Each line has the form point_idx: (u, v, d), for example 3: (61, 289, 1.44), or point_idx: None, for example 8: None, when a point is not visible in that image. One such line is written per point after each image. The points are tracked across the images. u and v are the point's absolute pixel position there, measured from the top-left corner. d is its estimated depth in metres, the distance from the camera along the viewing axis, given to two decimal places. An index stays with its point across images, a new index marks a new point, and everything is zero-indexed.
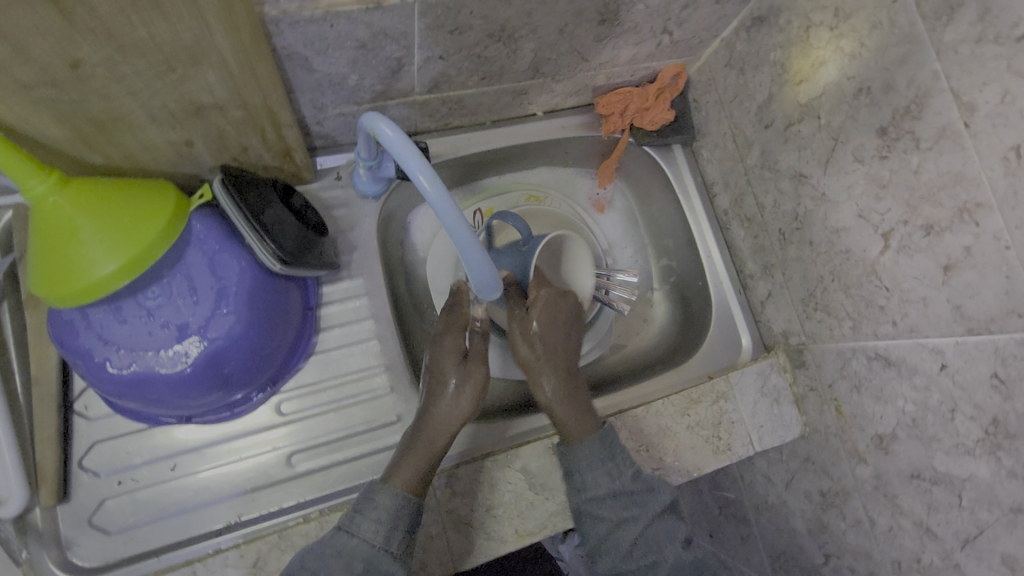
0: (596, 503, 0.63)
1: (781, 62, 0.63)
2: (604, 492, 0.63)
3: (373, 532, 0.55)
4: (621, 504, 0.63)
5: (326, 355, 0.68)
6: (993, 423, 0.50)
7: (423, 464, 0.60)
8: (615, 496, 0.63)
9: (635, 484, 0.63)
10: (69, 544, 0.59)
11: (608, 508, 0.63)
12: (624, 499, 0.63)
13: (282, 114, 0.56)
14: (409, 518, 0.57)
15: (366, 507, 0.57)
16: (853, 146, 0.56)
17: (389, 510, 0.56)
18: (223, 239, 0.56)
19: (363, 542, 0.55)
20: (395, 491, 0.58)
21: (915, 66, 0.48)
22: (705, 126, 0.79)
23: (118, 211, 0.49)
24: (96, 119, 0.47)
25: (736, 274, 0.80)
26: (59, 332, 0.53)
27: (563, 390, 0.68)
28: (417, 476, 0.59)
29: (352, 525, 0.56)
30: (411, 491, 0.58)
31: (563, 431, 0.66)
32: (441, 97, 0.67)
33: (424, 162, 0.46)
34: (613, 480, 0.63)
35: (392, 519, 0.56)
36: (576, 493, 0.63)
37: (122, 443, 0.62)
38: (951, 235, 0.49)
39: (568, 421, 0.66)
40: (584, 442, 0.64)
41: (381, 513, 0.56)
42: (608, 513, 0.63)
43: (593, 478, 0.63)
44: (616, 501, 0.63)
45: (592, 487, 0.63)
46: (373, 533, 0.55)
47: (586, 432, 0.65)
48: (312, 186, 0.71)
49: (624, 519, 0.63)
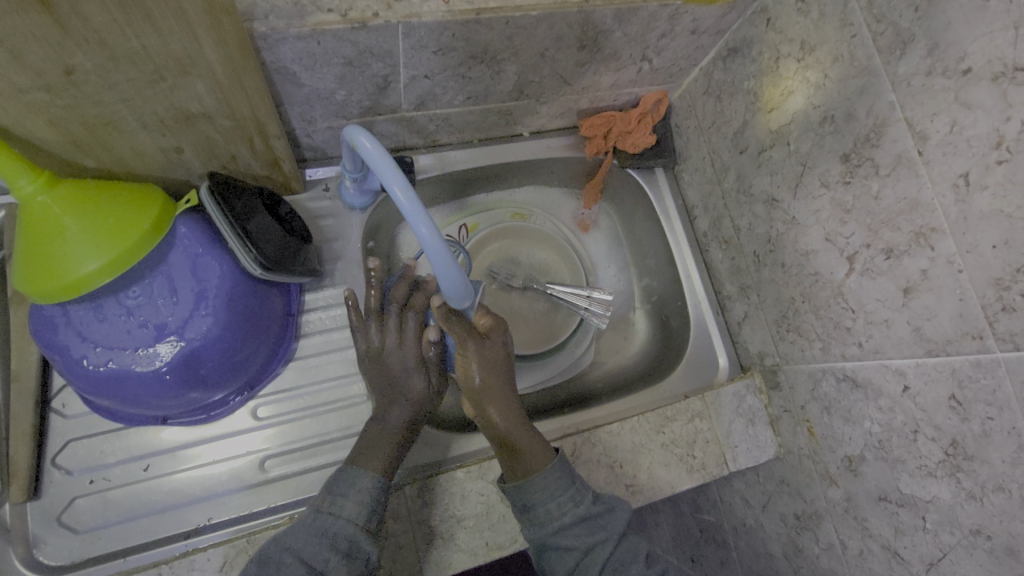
0: (562, 533, 0.58)
1: (754, 91, 0.65)
2: (569, 520, 0.58)
3: (354, 513, 0.53)
4: (587, 529, 0.58)
5: (305, 362, 0.69)
6: (953, 445, 0.50)
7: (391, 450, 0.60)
8: (580, 522, 0.58)
9: (595, 507, 0.59)
10: (36, 542, 0.59)
11: (575, 535, 0.58)
12: (589, 523, 0.59)
13: (270, 126, 0.58)
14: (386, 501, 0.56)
15: (348, 491, 0.54)
16: (820, 171, 0.58)
17: (370, 493, 0.55)
18: (206, 243, 0.58)
19: (346, 523, 0.53)
20: (372, 474, 0.56)
21: (873, 96, 0.51)
22: (685, 151, 0.81)
23: (103, 212, 0.51)
24: (88, 124, 0.49)
25: (714, 295, 0.82)
26: (39, 327, 0.54)
27: (519, 420, 0.63)
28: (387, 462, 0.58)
29: (330, 507, 0.54)
30: (383, 473, 0.57)
31: (519, 461, 0.61)
32: (427, 115, 0.70)
33: (399, 173, 0.48)
34: (576, 505, 0.59)
35: (370, 499, 0.54)
36: (539, 526, 0.58)
37: (96, 442, 0.62)
38: (909, 258, 0.50)
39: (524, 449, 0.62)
40: (546, 469, 0.60)
41: (363, 493, 0.54)
42: (575, 540, 0.58)
43: (556, 504, 0.59)
44: (580, 527, 0.58)
45: (555, 515, 0.58)
46: (356, 513, 0.53)
47: (546, 456, 0.61)
48: (300, 196, 0.73)
49: (590, 545, 0.57)
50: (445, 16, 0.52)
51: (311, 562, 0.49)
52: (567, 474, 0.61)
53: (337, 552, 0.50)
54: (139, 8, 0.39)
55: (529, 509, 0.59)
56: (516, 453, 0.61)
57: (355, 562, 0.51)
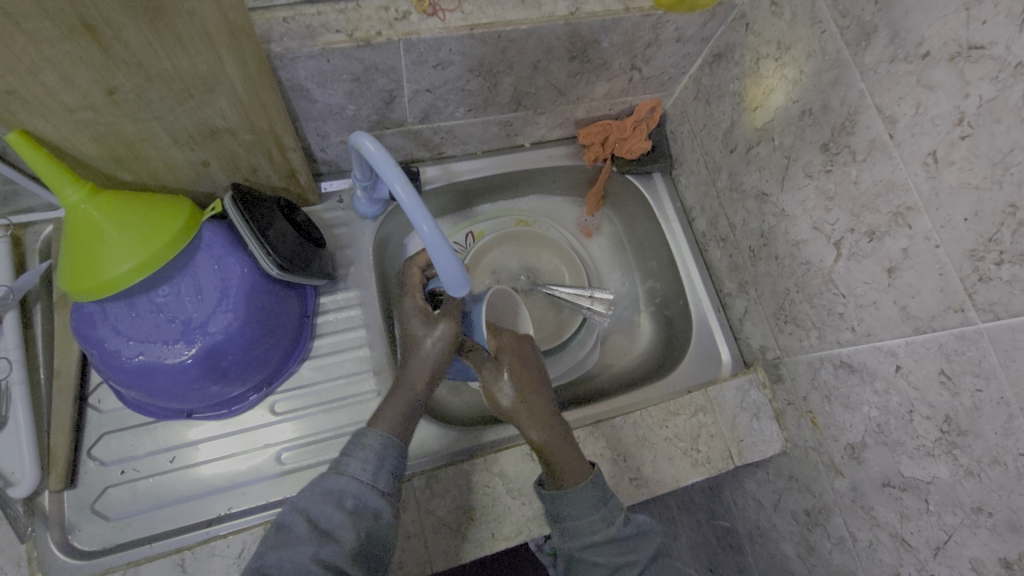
0: (591, 549, 0.60)
1: (739, 92, 0.69)
2: (600, 538, 0.60)
3: (360, 469, 0.55)
4: (617, 549, 0.60)
5: (320, 360, 0.73)
6: (947, 421, 0.51)
7: (402, 409, 0.61)
8: (612, 541, 0.60)
9: (628, 528, 0.61)
10: (71, 528, 0.63)
11: (604, 553, 0.60)
12: (621, 544, 0.61)
13: (287, 139, 0.64)
14: (394, 459, 0.57)
15: (353, 449, 0.56)
16: (803, 162, 0.61)
17: (375, 450, 0.56)
18: (229, 246, 0.63)
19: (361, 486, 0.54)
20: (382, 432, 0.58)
21: (845, 87, 0.54)
22: (681, 155, 0.84)
23: (138, 217, 0.57)
24: (126, 140, 0.55)
25: (715, 293, 0.83)
26: (79, 324, 0.60)
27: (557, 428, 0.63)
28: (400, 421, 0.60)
29: (337, 469, 0.55)
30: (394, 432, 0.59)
31: (562, 471, 0.62)
32: (432, 128, 0.75)
33: (400, 172, 0.51)
34: (609, 525, 0.60)
35: (377, 457, 0.56)
36: (571, 538, 0.61)
37: (128, 435, 0.67)
38: (891, 238, 0.52)
39: (562, 467, 0.62)
40: (587, 478, 0.61)
41: (368, 451, 0.56)
42: (604, 557, 0.60)
43: (588, 522, 0.60)
44: (612, 545, 0.60)
45: (587, 532, 0.60)
46: (362, 471, 0.55)
47: (585, 465, 0.63)
48: (316, 207, 0.78)
49: (618, 565, 0.60)
50: (441, 32, 0.58)
51: (315, 522, 0.51)
52: (602, 491, 0.61)
53: (343, 508, 0.52)
54: (171, 33, 0.45)
55: (561, 519, 0.61)
56: (558, 463, 0.62)
57: (363, 517, 0.53)
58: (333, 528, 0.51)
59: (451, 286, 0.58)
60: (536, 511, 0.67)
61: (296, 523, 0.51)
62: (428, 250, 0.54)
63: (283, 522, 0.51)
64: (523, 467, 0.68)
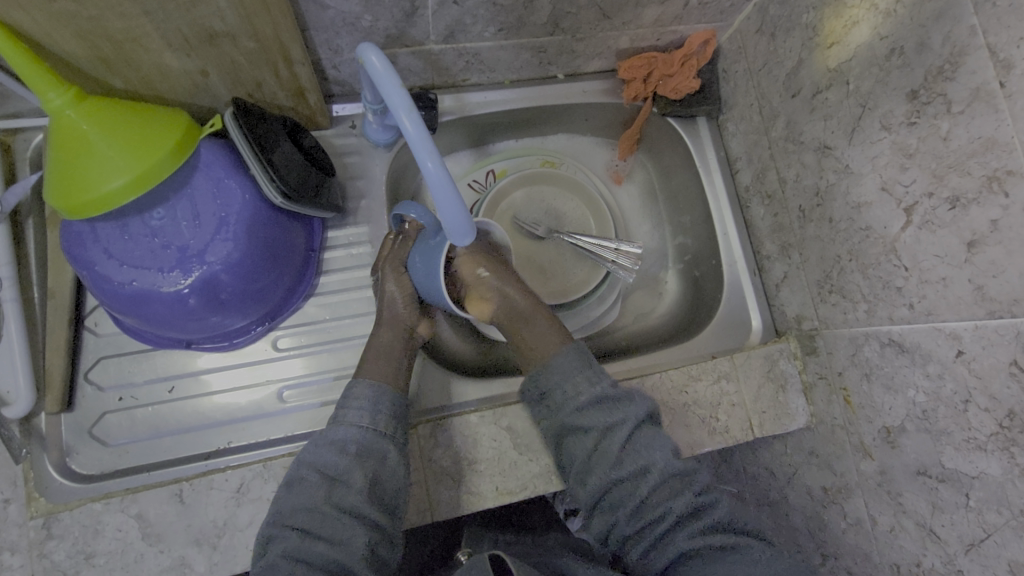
0: (579, 416, 0.60)
1: (814, 25, 0.60)
2: (585, 402, 0.61)
3: (358, 418, 0.57)
4: (604, 411, 0.60)
5: (326, 298, 0.70)
6: (1009, 416, 0.46)
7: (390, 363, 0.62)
8: (596, 404, 0.61)
9: (613, 390, 0.61)
10: (69, 451, 0.62)
11: (593, 416, 0.60)
12: (607, 407, 0.60)
13: (294, 51, 0.56)
14: (389, 402, 0.59)
15: (347, 401, 0.58)
16: (881, 113, 0.53)
17: (367, 398, 0.58)
18: (229, 168, 0.58)
19: (348, 426, 0.56)
20: (369, 383, 0.59)
21: (952, 21, 0.46)
22: (732, 98, 0.76)
23: (129, 130, 0.52)
24: (114, 39, 0.48)
25: (752, 255, 0.77)
26: (68, 243, 0.55)
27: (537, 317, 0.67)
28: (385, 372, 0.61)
29: (335, 421, 0.58)
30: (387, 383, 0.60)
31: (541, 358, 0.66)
32: (456, 49, 0.67)
33: (406, 97, 0.43)
34: (594, 385, 0.61)
35: (364, 403, 0.58)
36: (558, 410, 0.61)
37: (126, 361, 0.65)
38: (978, 208, 0.46)
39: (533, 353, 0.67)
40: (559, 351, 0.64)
41: (360, 400, 0.58)
42: (593, 422, 0.60)
43: (574, 386, 0.62)
44: (598, 408, 0.60)
45: (572, 397, 0.61)
46: (359, 417, 0.57)
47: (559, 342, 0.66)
48: (326, 132, 0.72)
49: (608, 425, 0.59)
50: None
51: (323, 470, 0.54)
52: (580, 356, 0.64)
53: (347, 454, 0.55)
54: None
55: (546, 396, 0.63)
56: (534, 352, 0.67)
57: (368, 459, 0.55)
58: (340, 473, 0.54)
59: (453, 237, 0.50)
60: (542, 468, 0.64)
61: (305, 477, 0.53)
62: (429, 189, 0.45)
63: (294, 477, 0.54)
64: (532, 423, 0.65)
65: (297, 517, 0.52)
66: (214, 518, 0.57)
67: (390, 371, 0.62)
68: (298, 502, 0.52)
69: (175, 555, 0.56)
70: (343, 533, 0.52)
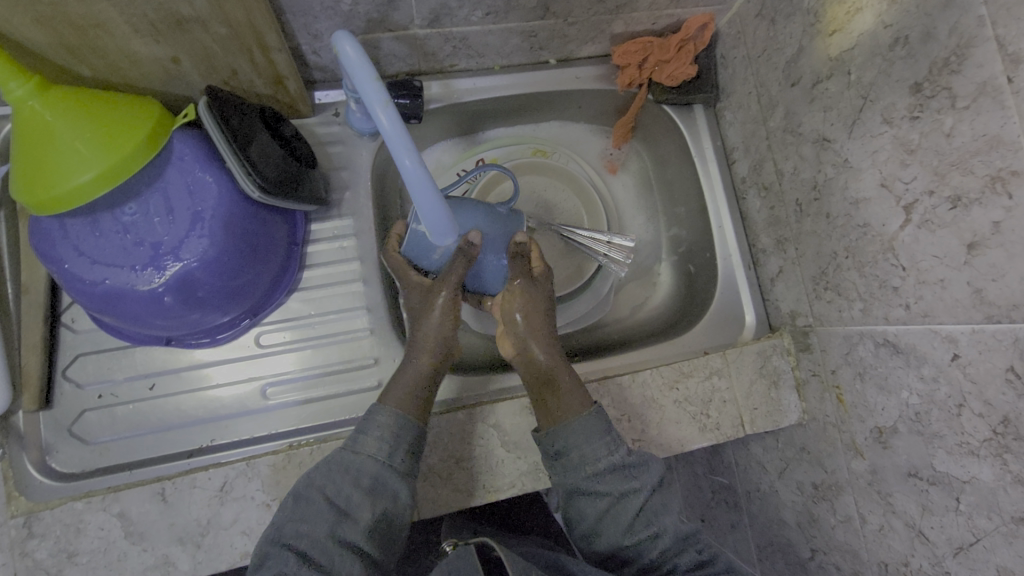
0: (595, 481, 0.57)
1: (816, 10, 0.57)
2: (603, 467, 0.57)
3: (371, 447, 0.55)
4: (620, 477, 0.57)
5: (310, 293, 0.69)
6: (1003, 423, 0.45)
7: (413, 387, 0.59)
8: (613, 470, 0.57)
9: (631, 458, 0.58)
10: (49, 449, 0.62)
11: (607, 482, 0.57)
12: (623, 472, 0.57)
13: (269, 37, 0.54)
14: (414, 436, 0.57)
15: (367, 428, 0.56)
16: (883, 105, 0.51)
17: (391, 428, 0.56)
18: (203, 161, 0.55)
19: (367, 458, 0.55)
20: (391, 411, 0.57)
21: (959, 10, 0.43)
22: (729, 85, 0.73)
23: (97, 121, 0.49)
24: (76, 25, 0.45)
25: (748, 248, 0.75)
26: (37, 240, 0.53)
27: (561, 374, 0.61)
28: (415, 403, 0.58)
29: (352, 446, 0.56)
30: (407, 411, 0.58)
31: (551, 420, 0.60)
32: (442, 34, 0.64)
33: (381, 88, 0.41)
34: (612, 453, 0.58)
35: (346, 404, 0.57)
36: (572, 472, 0.58)
37: (105, 358, 0.65)
38: (980, 208, 0.44)
39: (558, 401, 0.60)
40: (583, 416, 0.58)
41: (384, 431, 0.56)
42: (608, 487, 0.57)
43: (590, 451, 0.57)
44: (613, 475, 0.57)
45: (589, 461, 0.57)
46: (379, 451, 0.55)
47: (580, 409, 0.59)
48: (308, 120, 0.70)
49: (623, 492, 0.57)
50: None
51: (334, 499, 0.52)
52: (605, 420, 0.59)
53: (360, 486, 0.53)
54: None
55: (563, 454, 0.58)
56: (545, 410, 0.61)
57: (380, 495, 0.53)
58: (349, 506, 0.52)
59: (434, 235, 0.48)
60: (530, 466, 0.64)
61: (314, 500, 0.52)
62: (408, 188, 0.43)
63: (303, 494, 0.52)
64: (521, 421, 0.65)
65: (296, 539, 0.50)
66: (197, 517, 0.57)
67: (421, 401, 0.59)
68: (301, 525, 0.50)
69: (158, 554, 0.55)
70: (342, 567, 0.49)
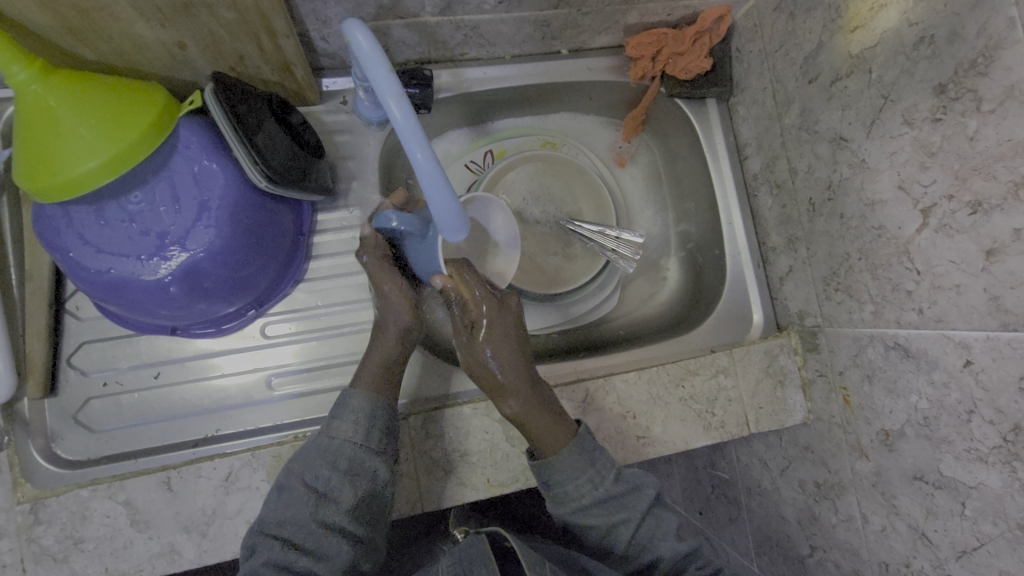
0: (584, 514, 0.58)
1: (838, 6, 0.56)
2: (588, 502, 0.57)
3: (353, 431, 0.55)
4: (609, 509, 0.58)
5: (315, 284, 0.68)
6: (1014, 431, 0.44)
7: (382, 366, 0.60)
8: (601, 503, 0.58)
9: (616, 488, 0.58)
10: (54, 437, 0.62)
11: (596, 515, 0.58)
12: (612, 503, 0.58)
13: (278, 23, 0.52)
14: (386, 415, 0.56)
15: (342, 412, 0.56)
16: (904, 106, 0.50)
17: (364, 411, 0.55)
18: (209, 150, 0.55)
19: (344, 441, 0.54)
20: (366, 393, 0.57)
21: (989, 11, 0.42)
22: (744, 79, 0.72)
23: (101, 107, 0.48)
24: (80, 8, 0.44)
25: (757, 245, 0.74)
26: (40, 228, 0.53)
27: (531, 417, 0.58)
28: (379, 379, 0.59)
29: (329, 429, 0.55)
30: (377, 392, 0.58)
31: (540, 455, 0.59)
32: (454, 22, 0.63)
33: (394, 80, 0.40)
34: (595, 487, 0.57)
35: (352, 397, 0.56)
36: (561, 505, 0.58)
37: (109, 346, 0.64)
38: (1002, 214, 0.43)
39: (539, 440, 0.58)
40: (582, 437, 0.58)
41: (358, 414, 0.55)
42: (597, 520, 0.58)
43: (577, 487, 0.57)
44: (603, 507, 0.58)
45: (574, 496, 0.58)
46: (354, 433, 0.55)
47: (560, 445, 0.58)
48: (316, 108, 0.69)
49: (612, 525, 0.57)
50: None
51: (313, 484, 0.52)
52: (585, 455, 0.58)
53: (338, 470, 0.52)
54: None
55: (551, 486, 0.58)
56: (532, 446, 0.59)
57: (360, 475, 0.53)
58: (330, 490, 0.52)
59: (445, 231, 0.48)
60: None
61: (294, 488, 0.51)
62: (420, 183, 0.43)
63: (284, 483, 0.52)
64: None
65: (280, 527, 0.50)
66: (202, 506, 0.57)
67: (385, 376, 0.59)
68: (285, 513, 0.51)
69: (164, 542, 0.56)
70: (328, 549, 0.50)
